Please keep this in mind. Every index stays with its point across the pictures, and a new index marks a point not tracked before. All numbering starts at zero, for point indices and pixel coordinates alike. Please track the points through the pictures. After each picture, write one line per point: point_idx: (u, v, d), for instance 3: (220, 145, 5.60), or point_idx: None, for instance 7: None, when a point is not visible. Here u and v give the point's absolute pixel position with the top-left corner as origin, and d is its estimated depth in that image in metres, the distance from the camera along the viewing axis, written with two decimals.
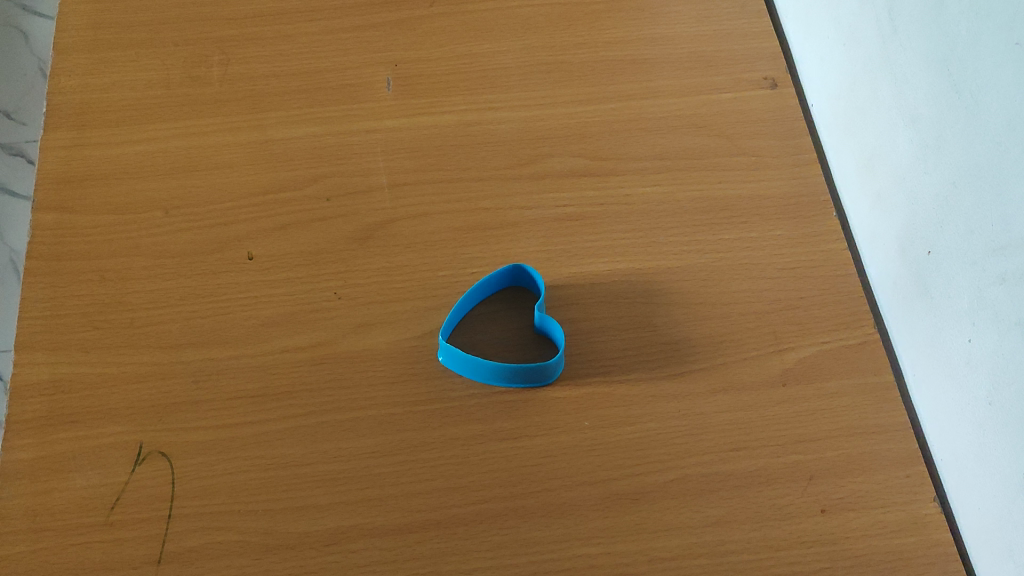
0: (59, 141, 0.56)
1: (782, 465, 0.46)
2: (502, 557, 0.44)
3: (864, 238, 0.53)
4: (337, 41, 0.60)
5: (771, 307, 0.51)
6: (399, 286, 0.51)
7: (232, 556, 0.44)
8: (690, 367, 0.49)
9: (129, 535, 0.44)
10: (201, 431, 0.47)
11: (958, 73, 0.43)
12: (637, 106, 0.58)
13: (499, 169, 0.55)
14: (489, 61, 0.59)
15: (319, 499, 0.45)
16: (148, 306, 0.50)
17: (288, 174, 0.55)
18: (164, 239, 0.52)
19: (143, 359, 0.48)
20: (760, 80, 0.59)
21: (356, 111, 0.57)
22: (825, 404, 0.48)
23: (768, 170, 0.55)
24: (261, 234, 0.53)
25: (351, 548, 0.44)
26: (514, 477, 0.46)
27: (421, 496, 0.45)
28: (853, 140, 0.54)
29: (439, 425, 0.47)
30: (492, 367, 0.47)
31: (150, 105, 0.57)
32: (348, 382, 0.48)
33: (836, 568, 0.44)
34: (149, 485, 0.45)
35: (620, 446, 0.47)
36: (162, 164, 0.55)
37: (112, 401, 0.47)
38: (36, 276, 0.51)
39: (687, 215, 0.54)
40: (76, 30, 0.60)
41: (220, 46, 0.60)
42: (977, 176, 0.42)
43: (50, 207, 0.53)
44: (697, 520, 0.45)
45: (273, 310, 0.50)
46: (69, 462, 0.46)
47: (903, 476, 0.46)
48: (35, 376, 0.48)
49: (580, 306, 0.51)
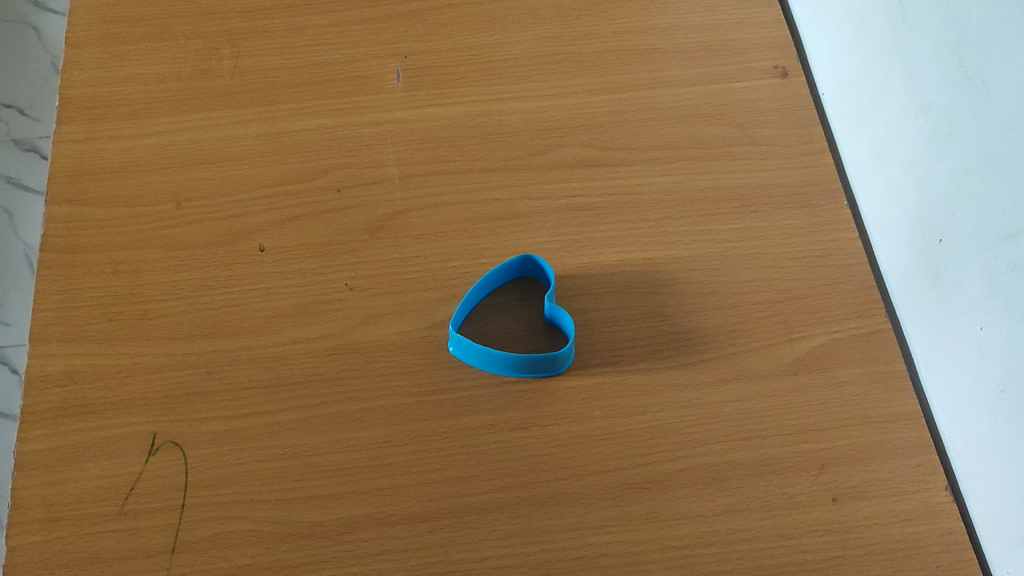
0: (71, 134, 0.56)
1: (793, 454, 0.46)
2: (513, 545, 0.44)
3: (875, 227, 0.53)
4: (347, 33, 0.60)
5: (782, 296, 0.51)
6: (409, 277, 0.51)
7: (246, 545, 0.44)
8: (700, 356, 0.49)
9: (143, 525, 0.45)
10: (213, 422, 0.47)
11: (970, 59, 0.43)
12: (647, 96, 0.58)
13: (509, 160, 0.55)
14: (498, 52, 0.59)
15: (331, 489, 0.45)
16: (160, 298, 0.50)
17: (298, 166, 0.55)
18: (176, 230, 0.53)
19: (155, 350, 0.49)
20: (771, 69, 0.59)
21: (366, 103, 0.57)
22: (836, 393, 0.48)
23: (779, 159, 0.55)
24: (273, 226, 0.53)
25: (364, 537, 0.44)
26: (525, 466, 0.46)
27: (432, 486, 0.45)
28: (864, 129, 0.54)
29: (450, 414, 0.47)
30: (503, 357, 0.47)
31: (162, 98, 0.58)
32: (360, 372, 0.48)
33: (846, 557, 0.44)
34: (162, 475, 0.46)
35: (630, 435, 0.47)
36: (174, 156, 0.55)
37: (125, 393, 0.48)
38: (49, 268, 0.51)
39: (698, 204, 0.54)
40: (87, 24, 0.61)
41: (231, 39, 0.60)
42: (988, 164, 0.42)
43: (64, 200, 0.54)
44: (707, 509, 0.45)
45: (284, 302, 0.50)
46: (83, 453, 0.46)
47: (913, 464, 0.46)
48: (49, 368, 0.48)
49: (590, 296, 0.51)
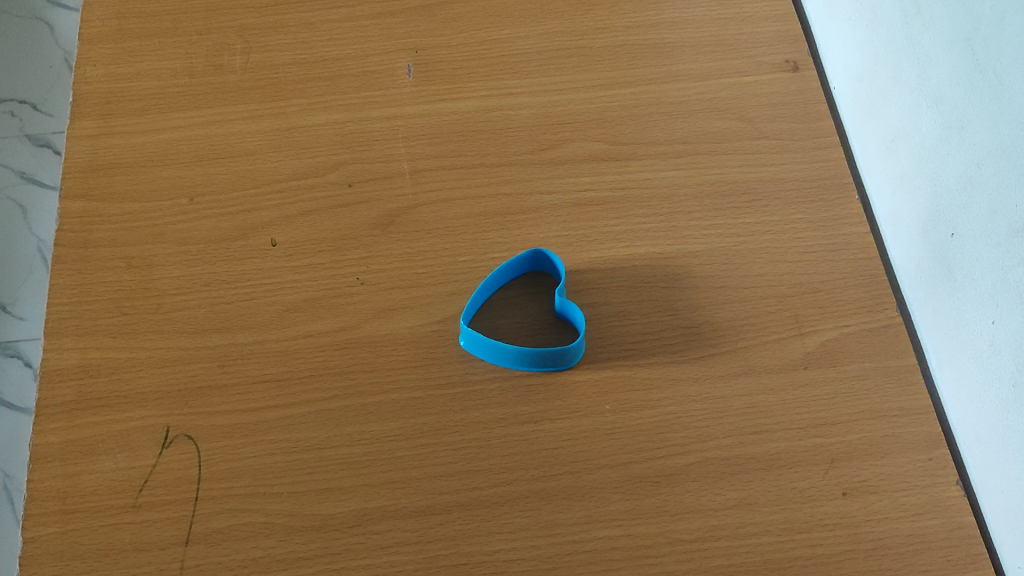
0: (85, 129, 0.57)
1: (804, 449, 0.46)
2: (525, 539, 0.44)
3: (886, 222, 0.53)
4: (358, 29, 0.60)
5: (794, 290, 0.51)
6: (420, 271, 0.51)
7: (258, 537, 0.44)
8: (711, 351, 0.49)
9: (158, 516, 0.45)
10: (226, 415, 0.47)
11: (982, 52, 0.43)
12: (659, 90, 0.58)
13: (520, 154, 0.55)
14: (509, 47, 0.59)
15: (343, 482, 0.46)
16: (173, 293, 0.51)
17: (309, 161, 0.55)
18: (188, 226, 0.53)
19: (169, 344, 0.49)
20: (782, 63, 0.59)
21: (378, 98, 0.57)
22: (847, 387, 0.48)
23: (789, 153, 0.55)
24: (285, 220, 0.53)
25: (375, 530, 0.45)
26: (536, 460, 0.46)
27: (443, 479, 0.46)
28: (876, 122, 0.54)
29: (461, 408, 0.48)
30: (514, 352, 0.48)
31: (174, 94, 0.58)
32: (372, 366, 0.49)
33: (857, 551, 0.44)
34: (176, 467, 0.46)
35: (641, 429, 0.47)
36: (187, 151, 0.56)
37: (139, 386, 0.48)
38: (64, 262, 0.52)
39: (709, 199, 0.54)
40: (100, 20, 0.61)
41: (242, 35, 0.60)
42: (1001, 157, 0.42)
43: (77, 195, 0.54)
44: (718, 503, 0.45)
45: (296, 297, 0.51)
46: (98, 446, 0.47)
47: (924, 459, 0.46)
48: (64, 361, 0.49)
49: (601, 290, 0.51)
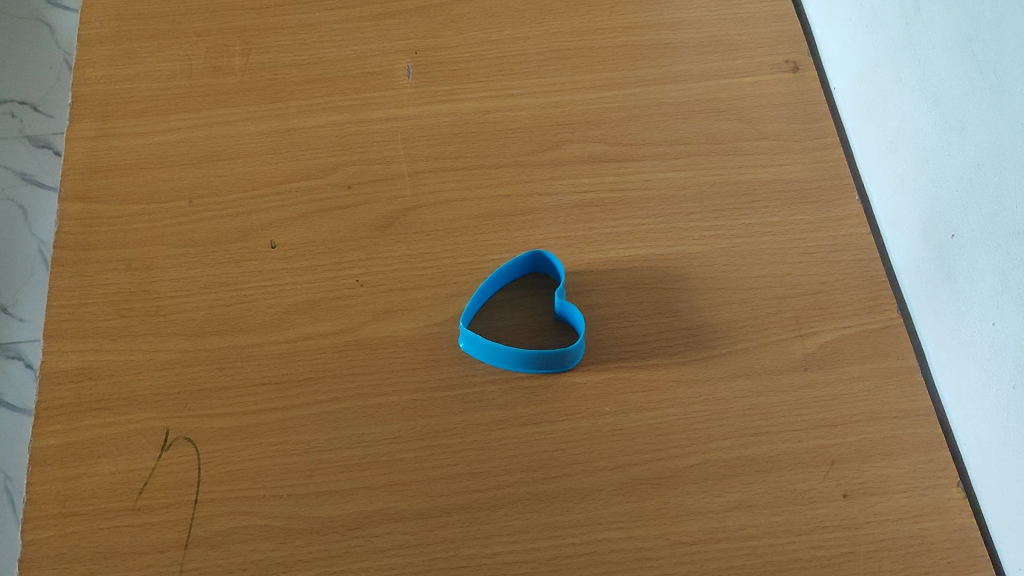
0: (83, 131, 0.57)
1: (804, 450, 0.46)
2: (524, 541, 0.44)
3: (886, 223, 0.53)
4: (358, 30, 0.60)
5: (794, 291, 0.51)
6: (420, 272, 0.51)
7: (258, 540, 0.44)
8: (712, 352, 0.49)
9: (157, 519, 0.45)
10: (225, 418, 0.47)
11: (982, 53, 0.43)
12: (659, 91, 0.57)
13: (520, 155, 0.55)
14: (508, 48, 0.59)
15: (343, 484, 0.46)
16: (172, 294, 0.51)
17: (309, 162, 0.55)
18: (188, 227, 0.53)
19: (168, 345, 0.49)
20: (783, 64, 0.59)
21: (377, 99, 0.57)
22: (847, 389, 0.48)
23: (790, 154, 0.55)
24: (285, 222, 0.53)
25: (375, 532, 0.45)
26: (536, 462, 0.46)
27: (443, 481, 0.46)
28: (876, 122, 0.53)
29: (461, 410, 0.47)
30: (514, 354, 0.48)
31: (174, 96, 0.58)
32: (372, 368, 0.49)
33: (857, 553, 0.44)
34: (176, 470, 0.46)
35: (641, 431, 0.47)
36: (186, 153, 0.56)
37: (139, 388, 0.48)
38: (63, 264, 0.52)
39: (709, 200, 0.54)
40: (99, 21, 0.61)
41: (242, 36, 0.60)
42: (1001, 158, 0.42)
43: (76, 197, 0.54)
44: (718, 504, 0.45)
45: (295, 299, 0.51)
46: (97, 448, 0.47)
47: (925, 460, 0.46)
48: (64, 363, 0.49)
49: (601, 292, 0.51)
